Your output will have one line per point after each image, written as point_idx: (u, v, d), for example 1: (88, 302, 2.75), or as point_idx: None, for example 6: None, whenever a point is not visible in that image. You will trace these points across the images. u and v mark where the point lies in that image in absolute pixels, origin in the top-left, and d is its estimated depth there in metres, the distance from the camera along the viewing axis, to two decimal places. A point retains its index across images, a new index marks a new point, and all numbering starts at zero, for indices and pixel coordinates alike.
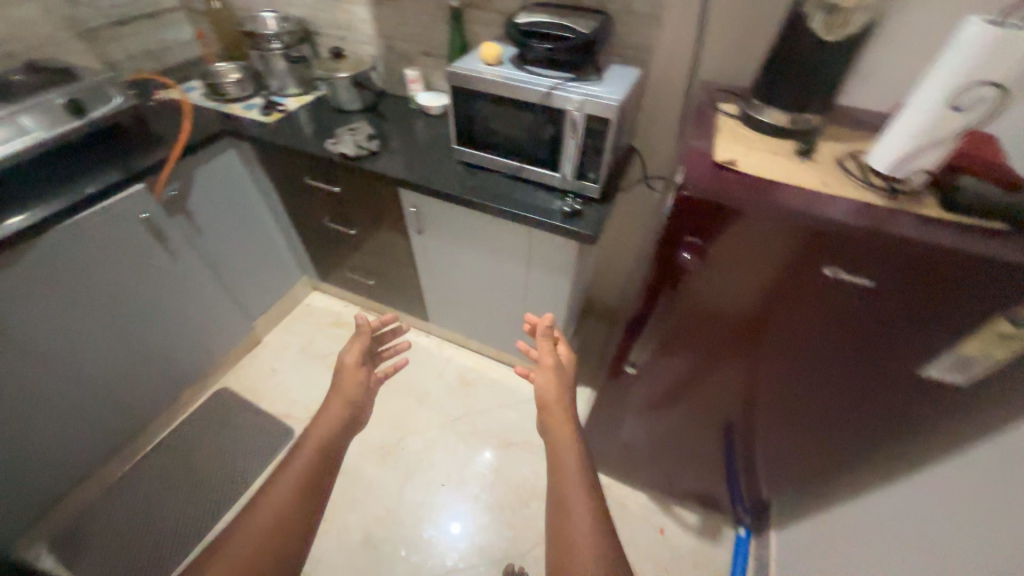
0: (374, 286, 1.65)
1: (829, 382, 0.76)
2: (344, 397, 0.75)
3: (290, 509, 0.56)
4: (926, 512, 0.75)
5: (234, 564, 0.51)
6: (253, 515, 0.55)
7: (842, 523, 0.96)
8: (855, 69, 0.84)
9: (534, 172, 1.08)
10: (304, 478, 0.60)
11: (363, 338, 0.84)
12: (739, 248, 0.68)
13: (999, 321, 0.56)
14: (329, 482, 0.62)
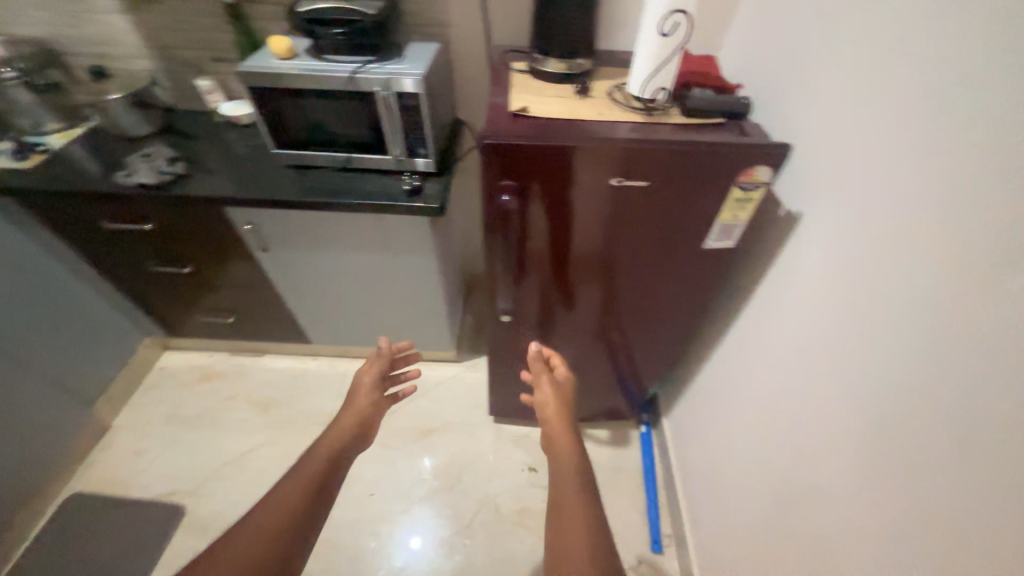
0: (237, 324, 1.49)
1: (656, 275, 0.92)
2: (357, 413, 0.85)
3: (300, 502, 0.64)
4: (744, 348, 0.97)
5: (244, 544, 0.58)
6: (268, 505, 0.63)
7: (699, 382, 1.19)
8: (615, 18, 0.95)
9: (367, 160, 1.04)
10: (316, 480, 0.68)
11: (378, 363, 0.95)
12: (551, 183, 0.76)
13: (736, 190, 0.74)
14: (335, 487, 0.70)
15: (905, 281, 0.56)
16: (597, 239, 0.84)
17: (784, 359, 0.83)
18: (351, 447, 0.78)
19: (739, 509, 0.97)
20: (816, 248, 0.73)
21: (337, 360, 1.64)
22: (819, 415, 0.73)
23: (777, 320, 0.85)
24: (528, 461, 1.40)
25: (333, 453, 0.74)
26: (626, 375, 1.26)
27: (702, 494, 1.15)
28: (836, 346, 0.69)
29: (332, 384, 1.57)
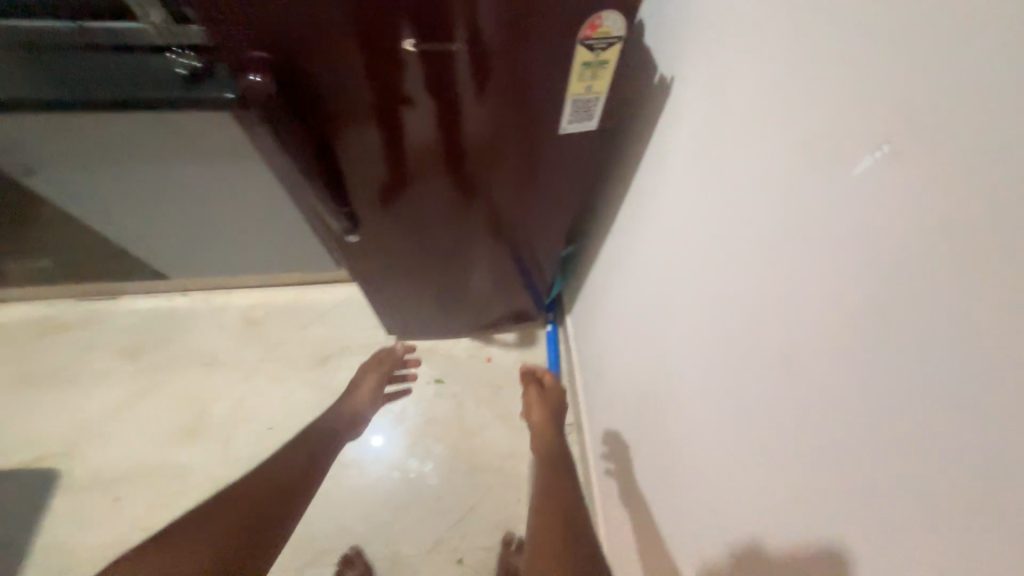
0: (59, 266, 1.23)
1: (515, 169, 0.78)
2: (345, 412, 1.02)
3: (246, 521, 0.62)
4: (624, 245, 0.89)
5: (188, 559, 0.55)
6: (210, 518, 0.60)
7: (592, 280, 1.14)
8: None
9: (110, 32, 0.72)
10: (278, 492, 0.69)
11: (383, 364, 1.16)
12: (337, 53, 0.55)
13: (582, 50, 0.57)
14: (296, 502, 0.71)
15: (759, 159, 0.46)
16: (426, 130, 0.67)
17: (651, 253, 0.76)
18: (319, 465, 0.82)
19: (619, 398, 1.00)
20: (688, 120, 0.60)
21: (211, 293, 1.43)
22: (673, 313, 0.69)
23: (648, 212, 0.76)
24: (434, 373, 1.36)
25: (307, 458, 0.81)
26: (517, 279, 1.18)
27: (594, 383, 1.18)
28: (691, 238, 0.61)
29: (209, 319, 1.40)
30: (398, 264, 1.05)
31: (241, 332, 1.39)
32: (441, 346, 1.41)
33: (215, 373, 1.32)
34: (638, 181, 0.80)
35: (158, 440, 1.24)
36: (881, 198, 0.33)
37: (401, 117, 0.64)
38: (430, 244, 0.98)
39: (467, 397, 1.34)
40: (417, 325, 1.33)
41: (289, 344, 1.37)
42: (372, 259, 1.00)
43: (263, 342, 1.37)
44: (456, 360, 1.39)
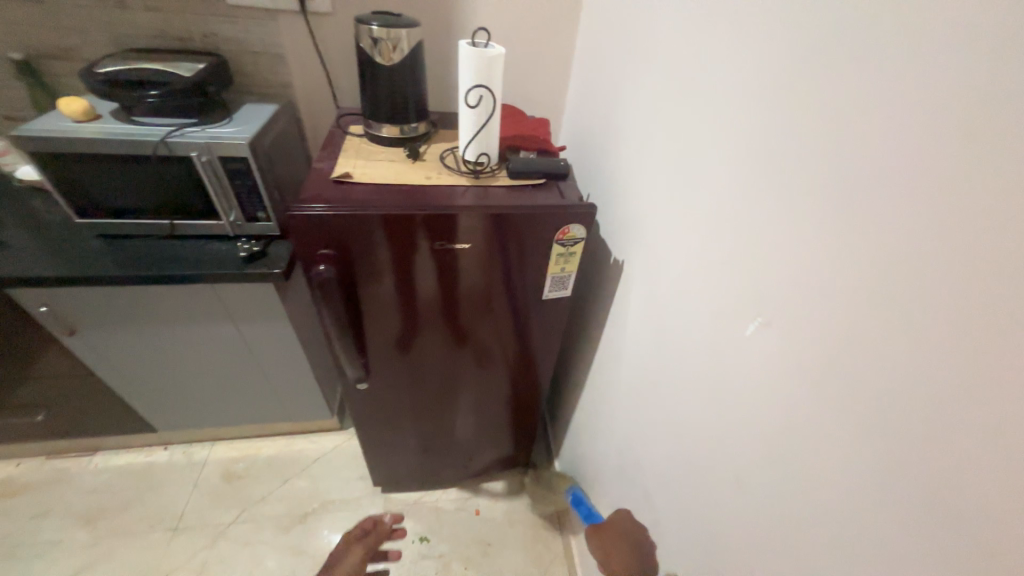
0: (51, 422, 1.22)
1: (506, 345, 1.00)
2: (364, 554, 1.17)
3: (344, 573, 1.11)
4: (598, 398, 1.06)
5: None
6: None
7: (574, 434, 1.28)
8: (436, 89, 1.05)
9: (198, 226, 0.94)
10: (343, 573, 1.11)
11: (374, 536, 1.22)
12: (375, 254, 0.76)
13: (556, 247, 0.81)
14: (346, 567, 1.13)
15: (687, 334, 0.66)
16: (419, 285, 0.82)
17: (621, 401, 0.93)
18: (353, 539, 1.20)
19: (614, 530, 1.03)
20: (631, 301, 0.84)
21: (195, 446, 1.41)
22: (658, 445, 0.78)
23: (615, 372, 0.94)
24: (418, 531, 1.29)
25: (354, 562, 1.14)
26: (512, 417, 1.24)
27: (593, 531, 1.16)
28: (649, 373, 0.79)
29: (185, 475, 1.34)
30: (394, 406, 1.11)
31: (217, 488, 1.32)
32: (427, 497, 1.37)
33: (179, 539, 1.21)
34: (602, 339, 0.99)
35: None
36: (776, 362, 0.49)
37: (401, 276, 0.80)
38: (426, 398, 1.11)
39: (453, 558, 1.25)
40: (405, 475, 1.32)
41: (266, 501, 1.31)
42: (373, 409, 1.10)
43: (241, 499, 1.31)
44: (441, 514, 1.33)
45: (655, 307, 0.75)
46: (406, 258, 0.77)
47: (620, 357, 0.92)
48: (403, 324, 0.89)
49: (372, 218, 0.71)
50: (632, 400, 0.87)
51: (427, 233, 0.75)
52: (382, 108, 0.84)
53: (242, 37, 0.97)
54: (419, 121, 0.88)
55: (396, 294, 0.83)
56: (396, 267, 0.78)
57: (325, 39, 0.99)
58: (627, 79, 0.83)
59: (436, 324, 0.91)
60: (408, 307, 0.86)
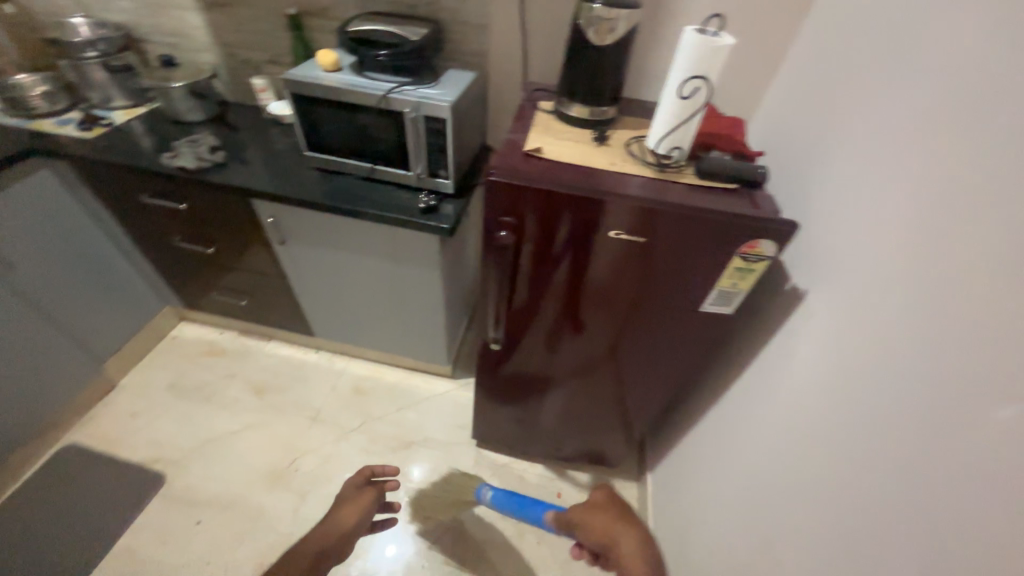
0: (249, 307, 1.54)
1: (643, 346, 0.97)
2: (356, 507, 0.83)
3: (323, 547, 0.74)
4: (724, 428, 0.98)
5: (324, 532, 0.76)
6: None
7: (678, 455, 1.20)
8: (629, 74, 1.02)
9: (392, 174, 1.07)
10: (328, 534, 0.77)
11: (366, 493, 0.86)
12: (550, 228, 0.78)
13: (736, 259, 0.75)
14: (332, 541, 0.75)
15: (875, 394, 0.56)
16: (576, 268, 0.83)
17: (752, 440, 0.85)
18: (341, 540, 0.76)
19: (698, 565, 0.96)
20: (800, 337, 0.75)
21: (338, 357, 1.66)
22: (791, 498, 0.70)
23: (755, 404, 0.86)
24: (502, 492, 1.36)
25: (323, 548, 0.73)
26: (618, 417, 1.22)
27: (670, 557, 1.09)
28: (802, 423, 0.70)
29: (328, 378, 1.60)
30: (512, 372, 1.17)
31: (348, 397, 1.55)
32: (515, 464, 1.43)
33: (315, 428, 1.46)
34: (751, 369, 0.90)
35: (248, 474, 1.33)
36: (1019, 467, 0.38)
37: (561, 255, 0.82)
38: (546, 374, 1.14)
39: (529, 528, 1.30)
40: (501, 438, 1.39)
41: (382, 420, 1.50)
42: (496, 369, 1.17)
43: (364, 411, 1.52)
44: (525, 484, 1.39)
45: (833, 353, 0.66)
46: (572, 238, 0.79)
47: (765, 394, 0.83)
48: (551, 300, 0.92)
49: (558, 195, 0.73)
50: (768, 444, 0.79)
51: (600, 219, 0.75)
52: (580, 88, 0.84)
53: (460, 7, 1.05)
54: (611, 105, 0.87)
55: (556, 270, 0.85)
56: (560, 246, 0.80)
57: (532, 14, 1.02)
58: (856, 83, 0.71)
59: (582, 307, 0.92)
60: (558, 286, 0.88)
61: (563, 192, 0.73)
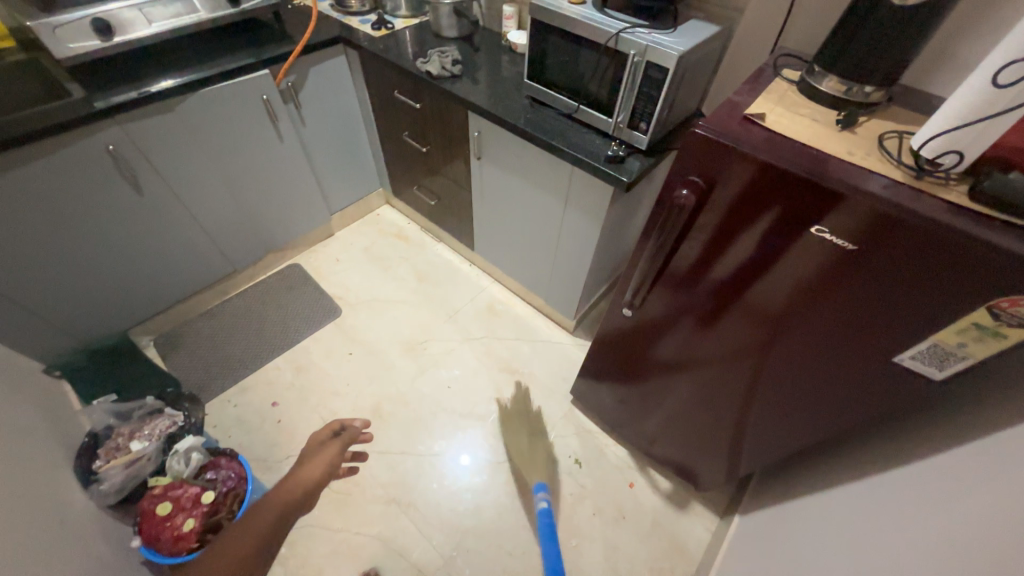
0: (435, 208, 1.80)
1: (795, 375, 0.84)
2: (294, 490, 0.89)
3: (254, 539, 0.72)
4: (860, 510, 0.80)
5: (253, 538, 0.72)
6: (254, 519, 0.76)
7: (782, 515, 1.04)
8: (923, 56, 0.80)
9: (593, 116, 1.09)
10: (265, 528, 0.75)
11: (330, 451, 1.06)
12: (742, 204, 0.71)
13: (982, 312, 0.57)
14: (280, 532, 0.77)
15: None
16: (755, 260, 0.75)
17: (892, 542, 0.67)
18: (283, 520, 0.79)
19: None
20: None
21: (485, 275, 1.85)
22: None
23: (914, 494, 0.69)
24: (577, 453, 1.39)
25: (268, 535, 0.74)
26: (732, 443, 1.10)
27: None
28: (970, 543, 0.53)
29: (472, 290, 1.80)
30: (637, 348, 1.14)
31: (481, 311, 1.73)
32: (600, 435, 1.43)
33: (448, 324, 1.68)
34: (928, 458, 0.71)
35: (391, 336, 1.63)
36: None
37: (744, 240, 0.74)
38: (670, 361, 1.08)
39: (589, 496, 1.31)
40: (596, 405, 1.40)
41: (500, 341, 1.64)
42: (622, 335, 1.16)
43: (489, 328, 1.68)
44: (603, 459, 1.38)
45: None
46: (764, 225, 0.70)
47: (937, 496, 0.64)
48: (710, 285, 0.85)
49: (767, 167, 0.66)
50: (912, 552, 0.62)
51: (808, 210, 0.65)
52: (843, 60, 0.71)
53: None
54: (879, 87, 0.71)
55: (729, 253, 0.78)
56: (747, 229, 0.73)
57: None
58: None
59: (742, 304, 0.83)
60: (725, 272, 0.81)
61: (772, 169, 0.65)
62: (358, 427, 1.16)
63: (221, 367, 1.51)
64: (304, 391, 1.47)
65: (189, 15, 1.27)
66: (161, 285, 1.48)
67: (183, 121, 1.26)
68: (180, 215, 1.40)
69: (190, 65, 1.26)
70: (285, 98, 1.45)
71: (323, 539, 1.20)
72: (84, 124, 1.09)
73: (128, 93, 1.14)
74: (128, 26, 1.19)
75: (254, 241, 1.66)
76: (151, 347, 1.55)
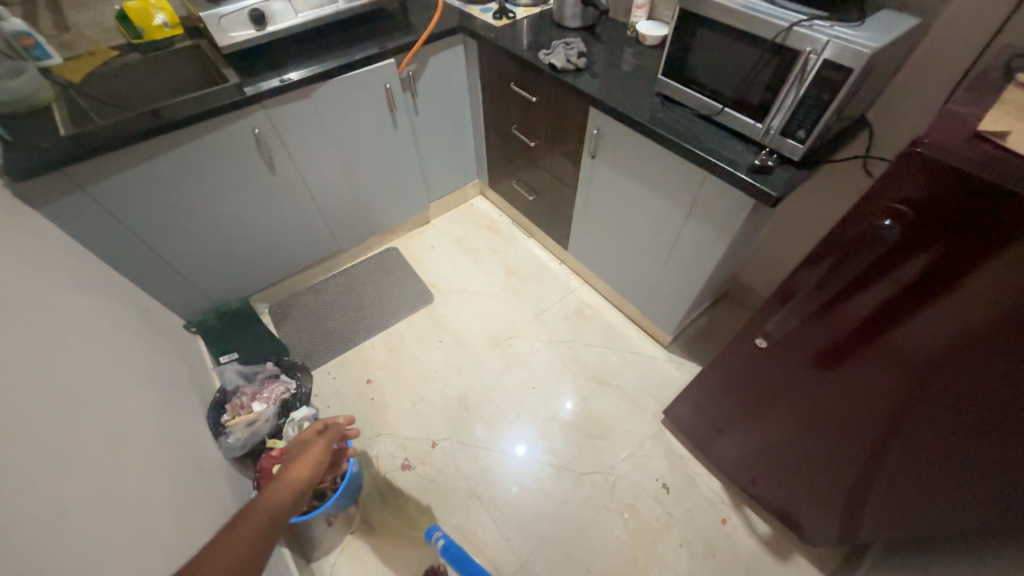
0: (532, 203, 1.77)
1: (979, 459, 0.67)
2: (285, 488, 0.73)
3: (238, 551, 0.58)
4: None
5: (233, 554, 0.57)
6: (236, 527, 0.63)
7: None
8: None
9: (738, 119, 0.98)
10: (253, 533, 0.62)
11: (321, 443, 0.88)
12: (963, 243, 0.57)
13: None
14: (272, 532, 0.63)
15: None
16: (912, 295, 0.64)
17: None
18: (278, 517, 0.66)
19: None
20: None
21: (575, 276, 1.80)
22: None
23: None
24: (665, 478, 1.30)
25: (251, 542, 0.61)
26: (847, 499, 0.96)
27: None
28: None
29: (560, 290, 1.76)
30: (741, 374, 1.05)
31: (570, 313, 1.68)
32: (691, 463, 1.34)
33: (534, 322, 1.66)
34: None
35: (478, 329, 1.64)
36: None
37: (901, 271, 0.64)
38: (799, 405, 0.94)
39: (676, 526, 1.23)
40: (690, 430, 1.30)
41: (588, 347, 1.58)
42: (742, 365, 1.04)
43: (576, 332, 1.63)
44: (693, 489, 1.29)
45: None
46: (939, 256, 0.59)
47: None
48: (880, 331, 0.71)
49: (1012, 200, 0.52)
50: None
51: (1002, 241, 0.53)
52: None
53: None
54: None
55: (923, 300, 0.63)
56: (905, 258, 0.62)
57: None
58: None
59: (921, 362, 0.67)
60: (909, 320, 0.66)
61: (961, 186, 0.55)
62: (341, 421, 0.98)
63: (324, 339, 1.62)
64: (396, 372, 1.53)
65: (328, 5, 1.33)
66: (280, 258, 1.60)
67: (314, 107, 1.33)
68: (301, 195, 1.50)
69: (325, 55, 1.33)
70: (405, 87, 1.49)
71: (408, 520, 1.24)
72: (236, 109, 1.18)
73: (272, 81, 1.21)
74: (278, 17, 1.27)
75: (360, 223, 1.74)
76: (266, 313, 1.70)
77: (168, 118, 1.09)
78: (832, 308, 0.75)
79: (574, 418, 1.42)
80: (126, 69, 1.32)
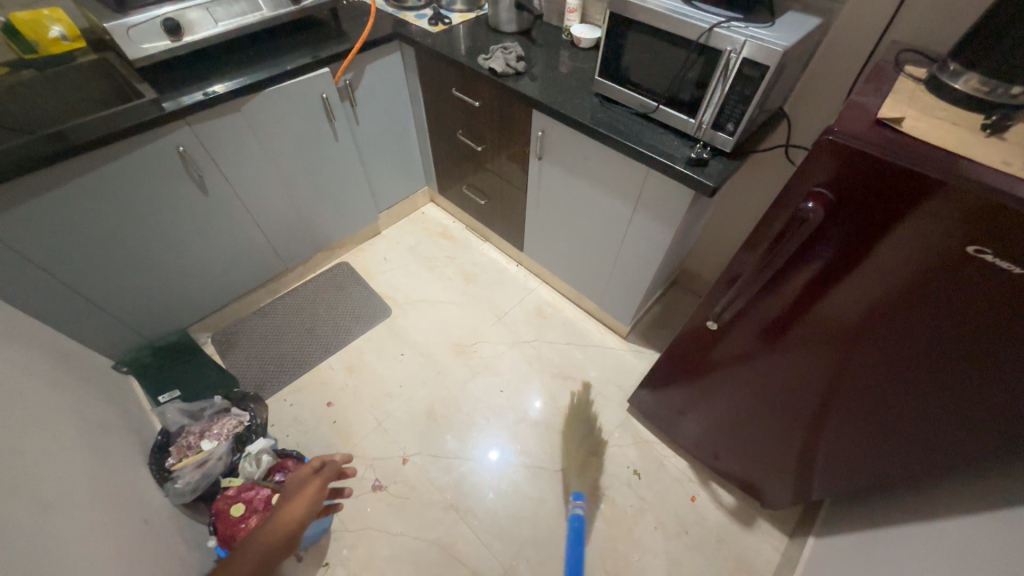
0: (484, 208, 1.77)
1: (906, 407, 0.74)
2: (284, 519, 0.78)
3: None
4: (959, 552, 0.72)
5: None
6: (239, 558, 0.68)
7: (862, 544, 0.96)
8: None
9: (672, 116, 1.03)
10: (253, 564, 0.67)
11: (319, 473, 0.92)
12: (874, 217, 0.63)
13: None
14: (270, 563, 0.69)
15: None
16: (837, 268, 0.70)
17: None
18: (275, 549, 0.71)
19: None
20: None
21: (533, 277, 1.82)
22: None
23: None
24: (635, 464, 1.35)
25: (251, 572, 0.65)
26: (799, 461, 1.03)
27: None
28: None
29: (520, 291, 1.77)
30: (696, 357, 1.10)
31: (531, 313, 1.70)
32: (658, 447, 1.39)
33: (497, 325, 1.65)
34: None
35: (441, 339, 1.61)
36: None
37: (824, 247, 0.70)
38: (750, 379, 1.00)
39: (650, 509, 1.27)
40: (654, 414, 1.35)
41: (551, 345, 1.61)
42: (696, 347, 1.08)
43: (538, 332, 1.64)
44: (662, 471, 1.34)
45: None
46: (855, 231, 0.66)
47: None
48: (814, 303, 0.77)
49: (910, 177, 0.58)
50: None
51: (908, 213, 0.60)
52: (997, 56, 0.63)
53: None
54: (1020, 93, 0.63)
55: (847, 270, 0.69)
56: (823, 235, 0.69)
57: None
58: None
59: (851, 327, 0.74)
60: (838, 290, 0.72)
61: (869, 168, 0.61)
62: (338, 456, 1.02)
63: (276, 365, 1.53)
64: (359, 390, 1.48)
65: (252, 14, 1.26)
66: (219, 283, 1.50)
67: (245, 121, 1.25)
68: (238, 214, 1.41)
69: (253, 66, 1.26)
70: (342, 96, 1.44)
71: (384, 542, 1.20)
72: (156, 126, 1.09)
73: (195, 95, 1.13)
74: (194, 27, 1.19)
75: (306, 239, 1.66)
76: (208, 343, 1.58)
77: (75, 140, 0.99)
78: (771, 286, 0.80)
79: (544, 417, 1.43)
80: (17, 88, 1.18)
